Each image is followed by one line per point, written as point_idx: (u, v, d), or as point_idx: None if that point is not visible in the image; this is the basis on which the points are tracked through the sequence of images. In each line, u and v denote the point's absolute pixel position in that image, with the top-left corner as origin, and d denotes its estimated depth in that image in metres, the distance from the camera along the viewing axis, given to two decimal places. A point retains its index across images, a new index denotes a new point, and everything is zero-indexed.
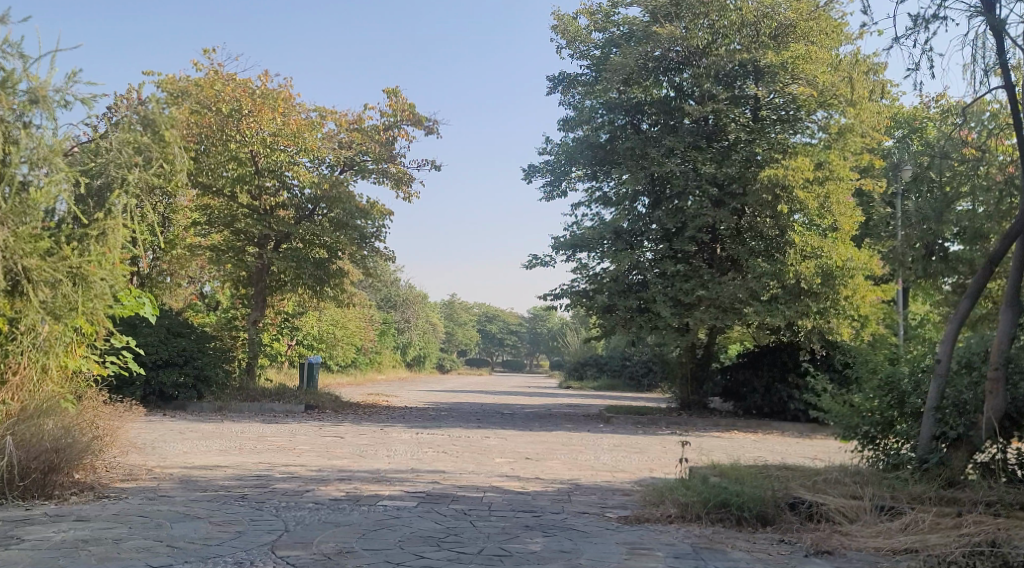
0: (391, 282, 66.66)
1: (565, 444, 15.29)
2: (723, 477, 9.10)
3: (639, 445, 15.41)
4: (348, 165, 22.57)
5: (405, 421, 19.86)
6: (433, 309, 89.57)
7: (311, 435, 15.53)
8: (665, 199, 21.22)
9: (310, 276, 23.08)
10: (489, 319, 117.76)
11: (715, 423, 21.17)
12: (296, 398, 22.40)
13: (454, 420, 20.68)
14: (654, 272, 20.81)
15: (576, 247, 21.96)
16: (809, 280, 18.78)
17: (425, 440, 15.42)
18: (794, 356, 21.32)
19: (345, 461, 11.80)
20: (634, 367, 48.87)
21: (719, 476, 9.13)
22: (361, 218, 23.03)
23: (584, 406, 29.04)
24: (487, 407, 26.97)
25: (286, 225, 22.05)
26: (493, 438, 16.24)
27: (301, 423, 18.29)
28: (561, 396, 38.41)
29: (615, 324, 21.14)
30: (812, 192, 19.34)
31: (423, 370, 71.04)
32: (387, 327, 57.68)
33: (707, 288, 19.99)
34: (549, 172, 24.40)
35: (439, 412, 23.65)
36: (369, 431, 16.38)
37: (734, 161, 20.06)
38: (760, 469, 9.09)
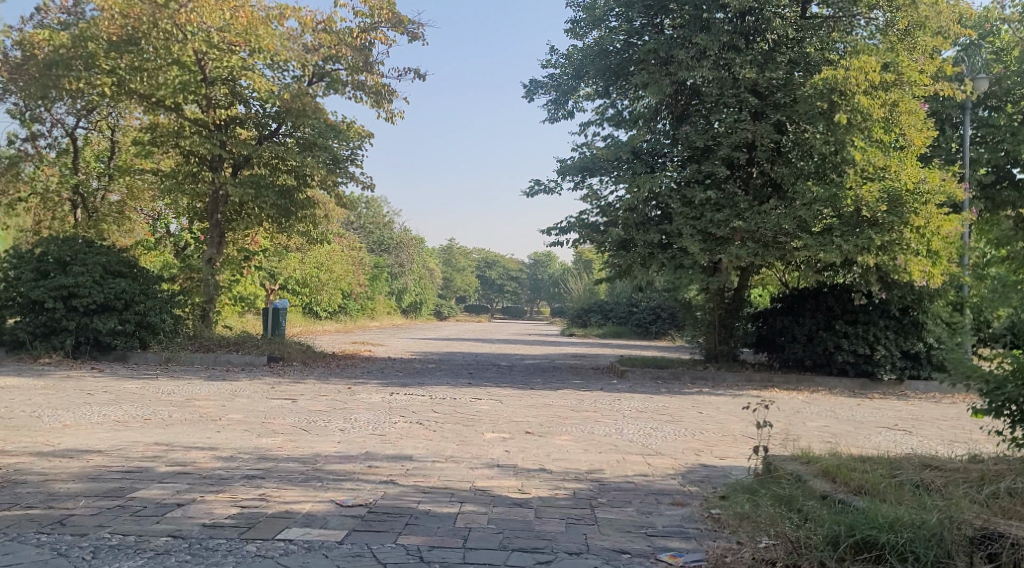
0: (384, 224, 63.14)
1: (575, 409, 12.19)
2: (834, 484, 6.46)
3: (667, 410, 12.29)
4: (318, 75, 19.35)
5: (382, 377, 16.68)
6: (430, 253, 86.16)
7: (256, 397, 12.39)
8: (694, 114, 17.82)
9: (273, 207, 19.70)
10: (488, 264, 114.24)
11: (749, 378, 18.08)
12: (259, 348, 19.16)
13: (441, 375, 17.51)
14: (680, 200, 17.50)
15: (586, 171, 18.54)
16: (871, 207, 15.53)
17: (400, 403, 12.30)
18: (842, 300, 18.12)
19: (279, 439, 8.72)
20: (641, 314, 45.85)
21: (830, 483, 6.48)
22: (335, 138, 19.36)
23: (593, 357, 25.81)
24: (482, 358, 23.82)
25: (244, 146, 18.62)
26: (485, 400, 13.14)
27: (252, 381, 15.09)
28: (563, 346, 35.23)
29: (632, 262, 17.84)
30: (876, 98, 15.64)
31: (421, 317, 67.80)
32: (379, 273, 54.26)
33: (744, 218, 16.69)
34: (553, 88, 20.93)
35: (428, 365, 20.44)
36: (332, 393, 13.23)
37: (778, 65, 16.73)
38: (888, 475, 6.46)
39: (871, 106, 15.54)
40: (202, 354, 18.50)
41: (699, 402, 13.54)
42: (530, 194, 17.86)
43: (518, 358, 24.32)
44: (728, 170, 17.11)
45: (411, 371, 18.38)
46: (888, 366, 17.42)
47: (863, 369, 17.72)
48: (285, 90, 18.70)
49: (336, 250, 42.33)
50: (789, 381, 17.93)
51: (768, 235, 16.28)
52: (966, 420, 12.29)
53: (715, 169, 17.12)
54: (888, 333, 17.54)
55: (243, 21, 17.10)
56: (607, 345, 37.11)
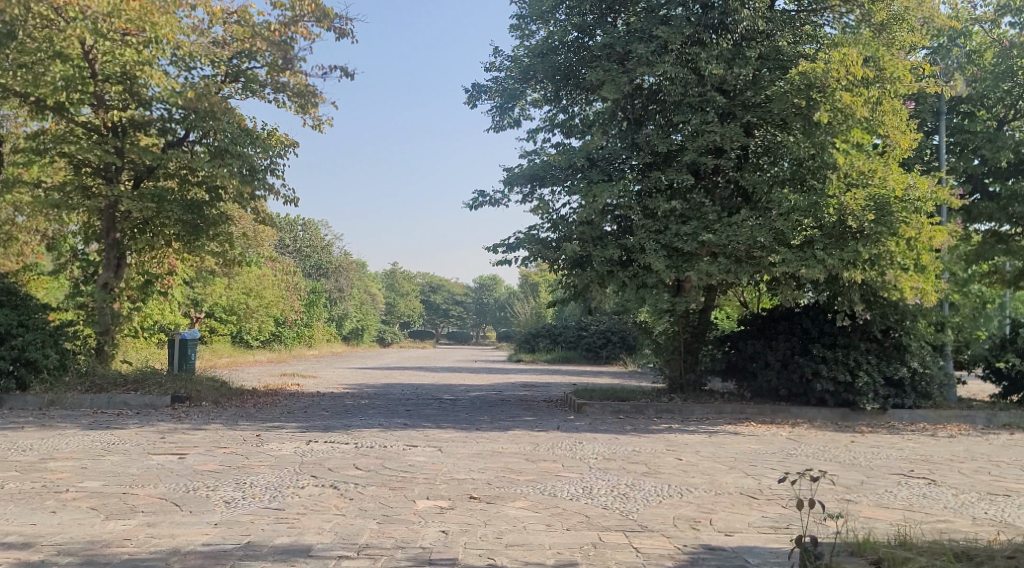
0: (322, 248, 60.41)
1: (528, 458, 10.12)
2: None
3: (639, 457, 10.27)
4: (231, 74, 17.19)
5: (302, 419, 14.36)
6: (371, 277, 83.42)
7: (135, 452, 10.08)
8: (654, 116, 15.92)
9: (179, 224, 17.35)
10: (433, 289, 111.60)
11: (719, 409, 16.13)
12: (162, 386, 16.70)
13: (373, 415, 15.24)
14: (640, 212, 15.59)
15: (535, 181, 16.52)
16: (858, 217, 13.69)
17: (315, 457, 10.08)
18: (820, 321, 16.31)
19: (136, 523, 6.54)
20: (590, 338, 43.95)
21: None
22: (250, 144, 17.10)
23: (545, 387, 23.68)
24: (422, 390, 21.55)
25: (144, 155, 16.29)
26: (420, 448, 10.99)
27: (142, 428, 12.64)
28: (510, 373, 33.09)
29: (589, 282, 15.85)
30: (860, 94, 13.90)
31: (363, 344, 65.03)
32: (316, 298, 51.51)
33: (713, 232, 14.81)
34: (497, 94, 18.93)
35: (361, 401, 18.13)
36: (234, 444, 10.95)
37: (748, 60, 14.93)
38: None
39: (855, 104, 13.80)
40: (93, 394, 16.16)
41: (672, 445, 11.59)
42: (472, 206, 15.78)
43: (462, 389, 22.12)
44: (694, 178, 15.26)
45: (339, 409, 16.10)
46: (871, 395, 15.57)
47: (844, 398, 15.83)
48: (190, 89, 16.32)
49: (267, 274, 39.66)
50: (763, 414, 16.02)
51: (741, 249, 14.42)
52: (985, 462, 10.52)
53: (679, 176, 15.26)
54: (871, 357, 15.71)
55: (137, 6, 14.92)
56: (557, 371, 35.06)
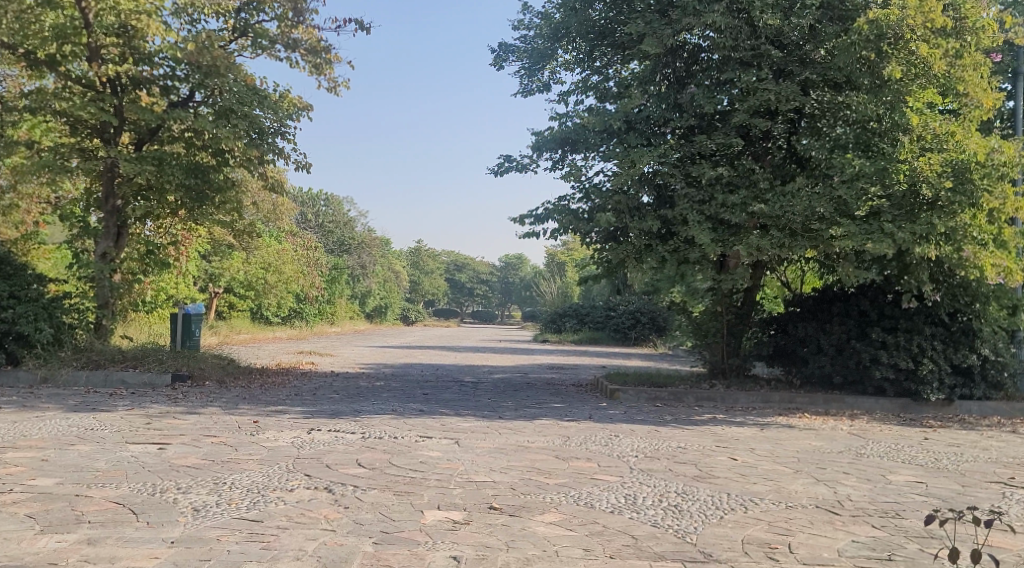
0: (345, 223, 59.31)
1: (558, 455, 8.78)
2: None
3: (687, 455, 8.92)
4: (241, 31, 16.40)
5: (308, 403, 13.11)
6: (395, 255, 82.15)
7: (110, 441, 8.85)
8: (700, 74, 14.43)
9: (181, 190, 16.10)
10: (458, 267, 110.36)
11: (766, 398, 14.71)
12: (162, 365, 15.52)
13: (386, 399, 13.96)
14: (683, 180, 14.18)
15: (566, 145, 15.13)
16: (932, 185, 12.19)
17: (314, 449, 8.82)
18: (880, 302, 14.82)
19: (73, 542, 5.33)
20: (618, 318, 42.51)
21: None
22: (259, 103, 15.81)
23: (572, 370, 22.31)
24: (443, 372, 20.26)
25: (144, 114, 15.06)
26: (435, 440, 9.68)
27: (128, 412, 11.43)
28: (536, 354, 31.71)
29: (624, 257, 14.46)
30: (935, 47, 12.35)
31: (386, 322, 63.98)
32: (338, 275, 50.44)
33: (766, 202, 13.38)
34: (526, 54, 17.55)
35: (376, 383, 16.87)
36: (225, 432, 9.72)
37: (806, 10, 13.39)
38: None
39: (930, 57, 12.34)
40: (90, 370, 15.01)
41: (722, 440, 10.22)
42: (498, 172, 14.45)
43: (486, 371, 20.80)
44: (744, 142, 13.83)
45: (352, 392, 14.84)
46: (936, 385, 14.06)
47: (905, 388, 14.36)
48: (192, 42, 15.08)
49: (287, 248, 38.51)
50: (815, 404, 14.58)
51: (797, 220, 13.00)
52: None
53: (728, 141, 13.84)
54: (937, 343, 14.18)
55: None
56: (585, 353, 33.61)
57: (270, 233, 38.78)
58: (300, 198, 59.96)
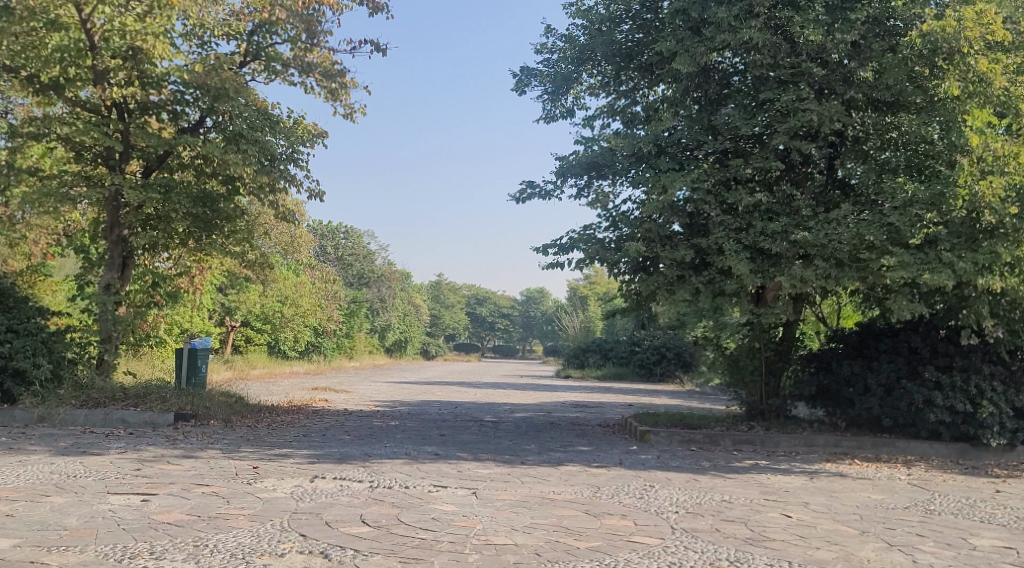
0: (364, 256, 58.74)
1: (589, 511, 7.77)
2: None
3: (734, 511, 7.92)
4: (253, 54, 15.71)
5: (316, 446, 12.17)
6: (416, 289, 81.42)
7: (88, 492, 7.97)
8: (735, 95, 13.59)
9: (188, 219, 15.35)
10: (479, 301, 109.52)
11: (809, 442, 13.66)
12: (165, 403, 14.67)
13: (400, 441, 13.01)
14: (719, 206, 13.27)
15: (592, 171, 14.28)
16: (995, 211, 11.21)
17: (315, 502, 7.90)
18: (932, 338, 13.75)
19: None
20: (643, 354, 41.33)
21: None
22: (270, 128, 15.11)
23: (598, 409, 21.20)
24: (462, 410, 19.25)
25: (149, 139, 14.41)
26: (450, 491, 8.71)
27: (119, 455, 10.53)
28: (559, 391, 30.61)
29: (656, 289, 13.52)
30: (995, 62, 11.43)
31: (406, 357, 63.07)
32: (357, 308, 49.68)
33: (809, 230, 12.45)
34: (549, 78, 16.75)
35: (391, 423, 15.92)
36: (219, 480, 8.84)
37: (852, 26, 12.50)
38: None
39: (989, 73, 11.39)
40: (89, 409, 14.15)
41: (769, 492, 9.20)
42: (521, 199, 13.62)
43: (507, 410, 19.78)
44: (784, 166, 12.92)
45: (364, 434, 13.90)
46: (997, 429, 12.95)
47: (962, 432, 13.28)
48: (200, 64, 14.43)
49: (305, 282, 37.79)
50: (863, 448, 13.51)
51: (844, 250, 12.04)
52: None
53: (766, 165, 12.93)
54: (996, 383, 13.08)
55: None
56: (609, 390, 32.45)
57: (288, 267, 38.13)
58: (320, 231, 59.50)
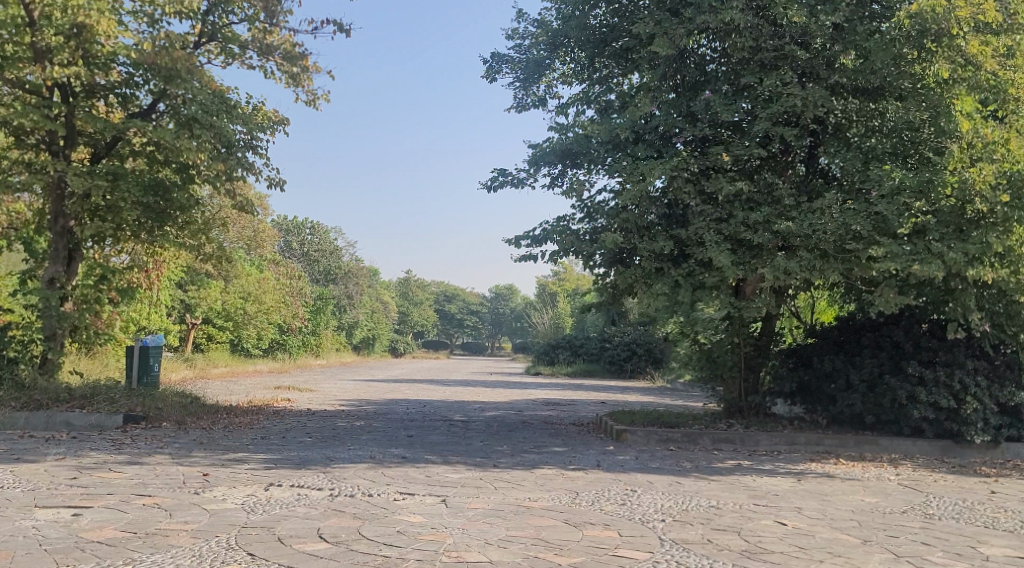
0: (330, 252, 57.81)
1: (569, 520, 7.15)
2: None
3: (724, 519, 7.35)
4: (209, 35, 14.95)
5: (274, 449, 11.47)
6: (383, 286, 80.50)
7: (17, 506, 7.25)
8: (714, 80, 13.04)
9: (138, 209, 14.55)
10: (448, 298, 108.73)
11: (791, 441, 13.17)
12: (114, 404, 13.87)
13: (365, 443, 12.33)
14: (698, 195, 12.72)
15: (566, 158, 13.69)
16: (986, 200, 10.72)
17: (268, 514, 7.23)
18: (916, 331, 13.27)
19: None
20: (614, 350, 40.87)
21: None
22: (227, 112, 14.36)
23: (571, 407, 20.64)
24: (430, 409, 18.59)
25: (94, 123, 13.64)
26: (417, 499, 8.07)
27: (59, 461, 9.77)
28: (529, 388, 30.00)
29: (632, 282, 12.96)
30: (987, 44, 10.94)
31: (374, 355, 62.22)
32: (323, 305, 48.78)
33: (793, 219, 11.93)
34: (520, 64, 16.15)
35: (356, 423, 15.23)
36: (163, 489, 8.13)
37: (837, 6, 11.97)
38: None
39: (980, 55, 10.89)
40: (31, 411, 13.32)
41: (758, 496, 8.64)
42: (491, 187, 13.01)
43: (477, 409, 19.13)
44: (766, 154, 12.40)
45: (327, 435, 13.20)
46: (982, 426, 12.51)
47: (946, 428, 12.85)
48: (151, 43, 13.63)
49: (269, 277, 36.87)
50: (845, 446, 13.04)
51: (829, 240, 11.54)
52: None
53: (748, 152, 12.39)
54: (980, 379, 12.61)
55: None
56: (581, 387, 31.90)
57: (251, 262, 37.23)
58: (285, 227, 58.48)
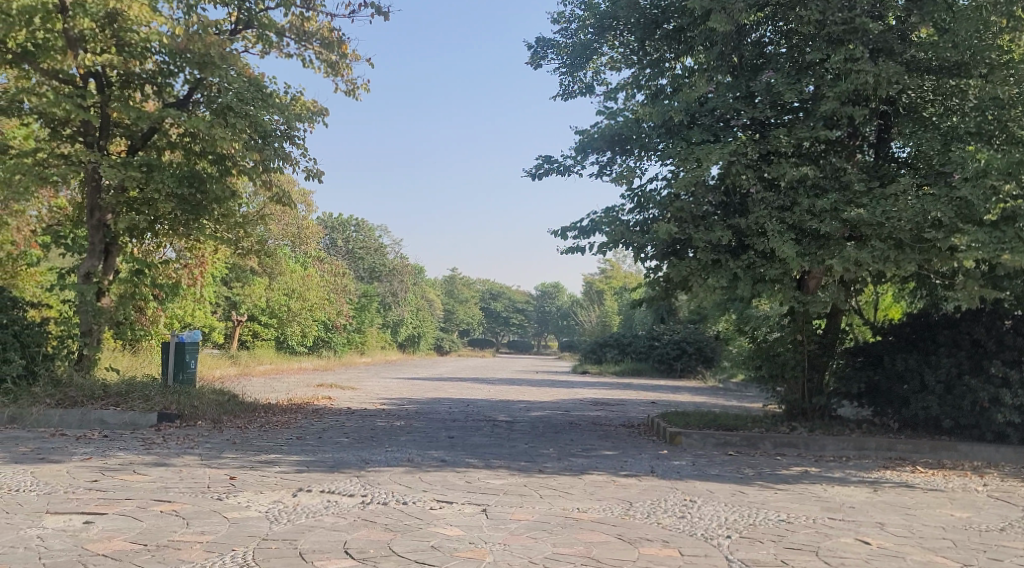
0: (375, 250, 57.55)
1: (624, 536, 6.42)
2: None
3: (799, 535, 6.55)
4: (245, 21, 14.45)
5: (308, 450, 10.87)
6: (428, 284, 80.21)
7: (26, 513, 6.72)
8: (776, 58, 12.17)
9: (173, 200, 14.06)
10: (494, 297, 108.23)
11: (860, 445, 12.27)
12: (148, 401, 13.40)
13: (404, 445, 11.69)
14: (759, 182, 11.87)
15: (616, 144, 12.92)
16: None
17: (293, 524, 6.60)
18: (998, 328, 12.28)
19: None
20: (662, 349, 39.88)
21: None
22: (263, 100, 13.84)
23: (620, 407, 19.82)
24: (474, 408, 17.92)
25: (127, 111, 13.19)
26: (456, 508, 7.39)
27: (81, 462, 9.25)
28: (576, 387, 29.22)
29: (688, 275, 12.15)
30: None
31: (419, 353, 61.86)
32: (368, 302, 48.46)
33: (864, 206, 11.03)
34: (567, 48, 15.38)
35: (396, 423, 14.60)
36: (184, 494, 7.55)
37: None
38: None
39: None
40: (64, 409, 12.88)
41: (833, 509, 7.81)
42: (537, 175, 12.29)
43: (522, 408, 18.42)
44: (834, 136, 11.50)
45: (365, 436, 12.58)
46: None
47: None
48: (185, 28, 13.15)
49: (313, 274, 36.57)
50: (920, 452, 12.11)
51: (905, 228, 10.65)
52: None
53: (814, 135, 11.51)
54: None
55: None
56: (630, 386, 31.04)
57: (295, 259, 36.97)
58: (330, 224, 58.36)
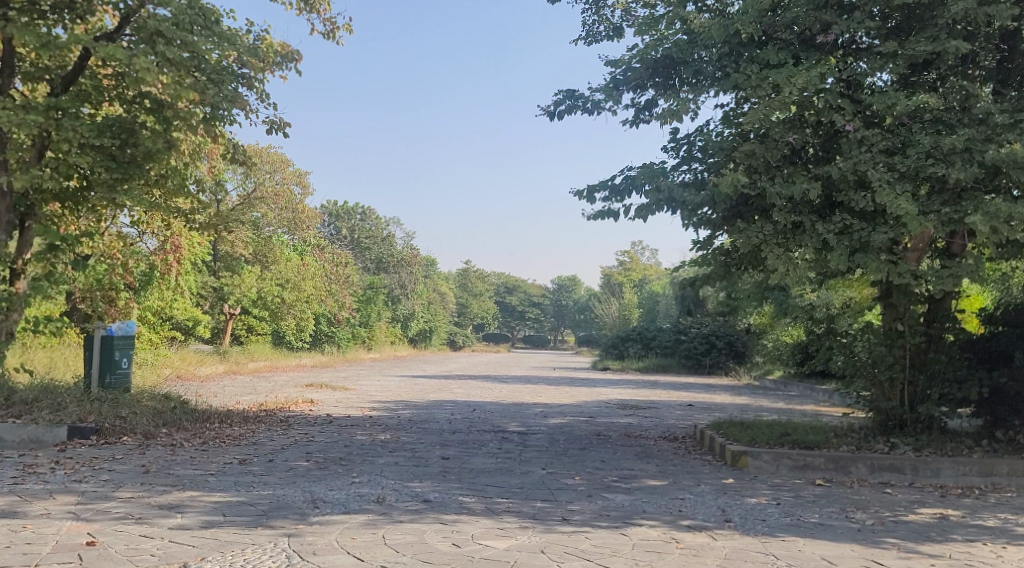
0: (383, 240, 54.55)
1: None
2: None
3: None
4: None
5: (244, 483, 7.92)
6: (441, 277, 77.08)
7: None
8: None
9: (95, 155, 11.13)
10: (509, 291, 105.07)
11: (987, 470, 9.19)
12: (60, 411, 10.47)
13: (378, 473, 8.69)
14: (857, 117, 8.88)
15: (660, 74, 9.90)
16: None
17: None
18: None
19: None
20: (689, 344, 36.54)
21: None
22: (209, 29, 10.91)
23: (656, 412, 16.70)
24: (481, 415, 14.88)
25: (20, 33, 10.15)
26: None
27: None
28: (598, 386, 26.08)
29: (759, 242, 9.12)
30: None
31: (429, 348, 58.85)
32: (374, 295, 45.44)
33: (1012, 144, 8.08)
34: None
35: (381, 438, 11.59)
36: None
37: None
38: None
39: None
40: None
41: None
42: (557, 109, 9.34)
43: (538, 414, 15.35)
44: (964, 51, 8.53)
45: (332, 459, 9.57)
46: None
47: None
48: None
49: (310, 264, 33.63)
50: None
51: None
52: None
53: (938, 50, 8.52)
54: None
55: None
56: (656, 384, 27.91)
57: (292, 248, 34.06)
58: (335, 213, 55.46)
